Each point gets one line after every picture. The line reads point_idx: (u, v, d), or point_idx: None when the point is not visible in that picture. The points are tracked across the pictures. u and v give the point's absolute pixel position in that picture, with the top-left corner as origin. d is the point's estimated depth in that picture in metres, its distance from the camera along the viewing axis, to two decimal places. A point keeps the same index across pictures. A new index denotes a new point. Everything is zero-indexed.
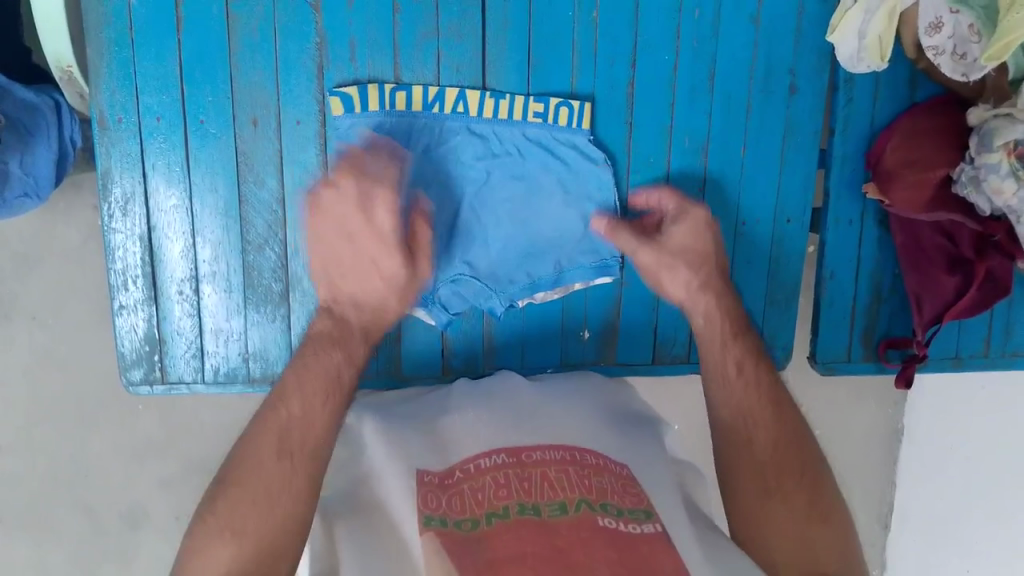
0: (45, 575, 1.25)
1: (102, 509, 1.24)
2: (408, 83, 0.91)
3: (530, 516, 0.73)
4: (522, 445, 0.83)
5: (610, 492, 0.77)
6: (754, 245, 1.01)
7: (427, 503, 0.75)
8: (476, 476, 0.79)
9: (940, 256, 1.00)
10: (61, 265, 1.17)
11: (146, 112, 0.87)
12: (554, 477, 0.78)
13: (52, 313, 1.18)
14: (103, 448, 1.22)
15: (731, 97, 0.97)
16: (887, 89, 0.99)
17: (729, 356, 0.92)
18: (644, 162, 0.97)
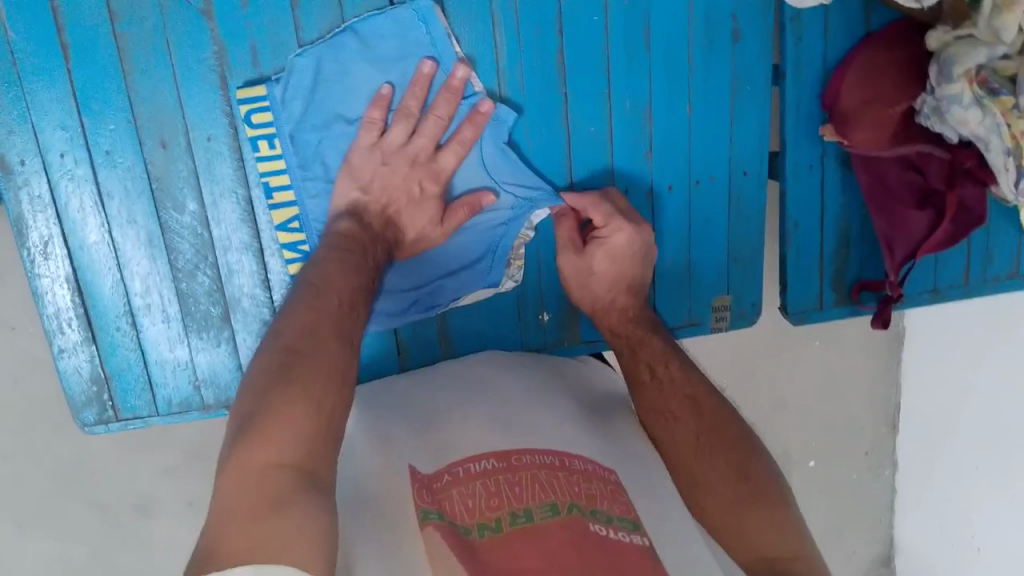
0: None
1: (113, 502, 1.18)
2: (299, 73, 0.83)
3: (522, 523, 0.67)
4: (510, 449, 0.77)
5: (602, 500, 0.71)
6: (712, 203, 0.95)
7: (421, 497, 0.71)
8: (465, 482, 0.73)
9: (909, 192, 0.94)
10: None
11: (48, 150, 0.82)
12: (544, 482, 0.72)
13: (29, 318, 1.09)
14: (104, 442, 1.15)
15: (670, 52, 0.90)
16: (838, 21, 0.92)
17: (640, 358, 0.88)
18: (584, 133, 0.91)
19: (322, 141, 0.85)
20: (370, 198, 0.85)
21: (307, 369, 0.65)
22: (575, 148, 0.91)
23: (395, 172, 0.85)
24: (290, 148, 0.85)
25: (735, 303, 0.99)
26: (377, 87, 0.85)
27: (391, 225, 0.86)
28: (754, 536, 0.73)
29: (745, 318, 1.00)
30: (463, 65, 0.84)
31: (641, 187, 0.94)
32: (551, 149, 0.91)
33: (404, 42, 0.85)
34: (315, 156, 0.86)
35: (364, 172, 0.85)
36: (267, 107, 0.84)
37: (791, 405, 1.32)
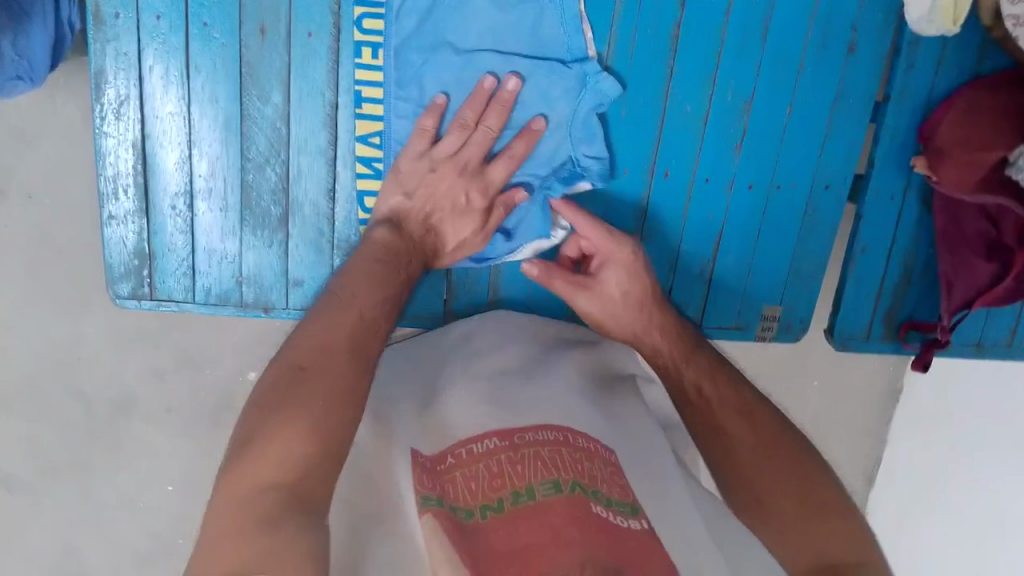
0: (33, 468, 1.16)
1: (94, 394, 1.14)
2: None
3: (524, 503, 0.70)
4: (514, 426, 0.80)
5: (601, 481, 0.75)
6: (785, 211, 0.94)
7: (421, 483, 0.73)
8: (469, 462, 0.76)
9: (979, 240, 0.94)
10: (58, 141, 1.04)
11: (145, 9, 0.80)
12: (546, 458, 0.75)
13: (49, 191, 1.05)
14: (97, 330, 1.11)
15: (784, 51, 0.88)
16: (953, 55, 0.91)
17: (690, 369, 0.87)
18: (680, 113, 0.89)
19: (424, 62, 0.83)
20: (414, 206, 0.84)
21: (313, 387, 0.67)
22: (667, 126, 0.90)
23: (441, 181, 0.83)
24: (391, 62, 0.83)
25: (784, 316, 0.98)
26: (489, 18, 0.83)
27: (432, 233, 0.85)
28: (822, 540, 0.72)
29: (790, 333, 0.99)
30: (514, 78, 0.83)
31: (722, 180, 0.92)
32: (643, 122, 0.89)
33: None
34: (413, 78, 0.84)
35: (411, 177, 0.83)
36: (380, 15, 0.82)
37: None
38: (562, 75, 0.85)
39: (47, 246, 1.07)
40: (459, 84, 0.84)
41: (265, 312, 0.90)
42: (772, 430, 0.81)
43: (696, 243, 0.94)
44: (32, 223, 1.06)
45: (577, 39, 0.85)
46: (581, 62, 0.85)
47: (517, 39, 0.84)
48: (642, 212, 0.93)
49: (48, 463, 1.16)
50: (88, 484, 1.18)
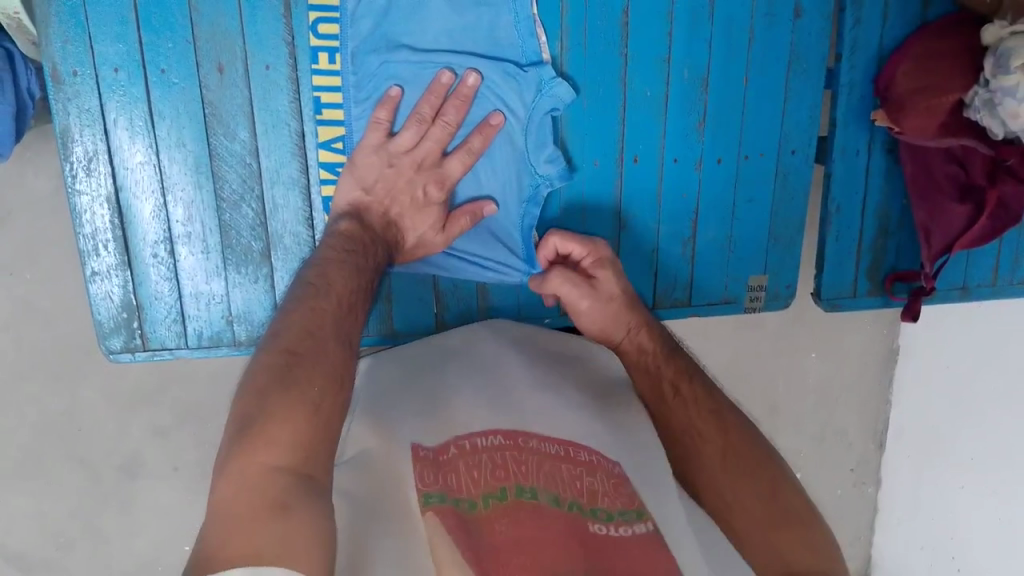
0: (45, 536, 1.19)
1: (99, 461, 1.17)
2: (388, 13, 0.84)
3: (526, 501, 0.67)
4: (520, 428, 0.76)
5: (604, 495, 0.70)
6: (757, 181, 0.96)
7: (423, 478, 0.69)
8: (471, 455, 0.72)
9: (950, 184, 0.95)
10: (33, 214, 1.07)
11: (103, 64, 0.81)
12: (550, 469, 0.71)
13: (29, 265, 1.09)
14: (93, 398, 1.15)
15: (733, 23, 0.90)
16: (897, 7, 0.93)
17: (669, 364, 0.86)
18: (641, 97, 0.91)
19: (382, 64, 0.84)
20: (374, 200, 0.84)
21: (309, 368, 0.66)
22: (630, 109, 0.91)
23: (401, 175, 0.84)
24: (348, 66, 0.84)
25: (770, 284, 0.99)
26: (445, 20, 0.85)
27: (392, 227, 0.85)
28: (786, 551, 0.71)
29: (778, 301, 1.00)
30: (474, 73, 0.85)
31: (690, 157, 0.94)
32: (607, 108, 0.91)
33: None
34: (371, 77, 0.85)
35: (369, 174, 0.84)
36: (335, 19, 0.83)
37: (784, 413, 1.32)
38: (519, 72, 0.87)
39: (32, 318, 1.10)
40: (417, 85, 0.86)
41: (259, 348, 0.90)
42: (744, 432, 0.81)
43: (674, 222, 0.96)
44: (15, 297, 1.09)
45: (531, 42, 0.86)
46: (536, 63, 0.87)
47: (473, 41, 0.86)
48: (618, 198, 0.94)
49: (63, 536, 1.19)
50: (105, 551, 1.21)
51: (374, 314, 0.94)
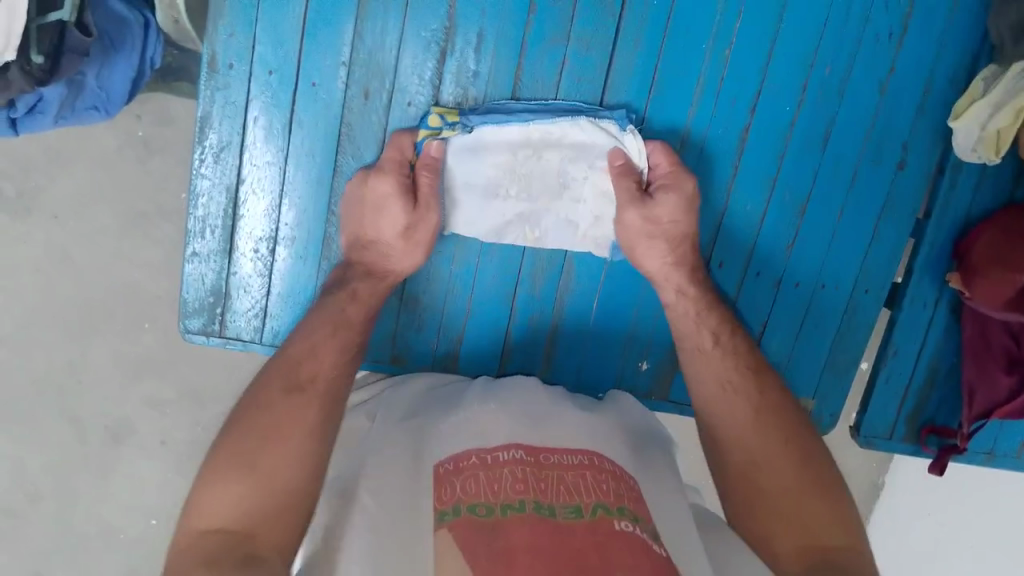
0: (22, 475, 1.30)
1: (90, 419, 1.30)
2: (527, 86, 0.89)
3: (545, 517, 0.74)
4: (540, 446, 0.84)
5: (627, 499, 0.79)
6: (827, 310, 1.00)
7: (442, 497, 0.78)
8: (493, 468, 0.80)
9: (1002, 355, 0.99)
10: (88, 166, 1.23)
11: (259, 64, 0.84)
12: (569, 482, 0.79)
13: (73, 215, 1.24)
14: (102, 354, 1.28)
15: (841, 161, 0.95)
16: (990, 182, 0.98)
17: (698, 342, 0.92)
18: (741, 207, 0.95)
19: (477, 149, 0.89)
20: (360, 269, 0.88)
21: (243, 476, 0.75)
22: (728, 218, 0.96)
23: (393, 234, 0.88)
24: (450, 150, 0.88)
25: (815, 408, 1.03)
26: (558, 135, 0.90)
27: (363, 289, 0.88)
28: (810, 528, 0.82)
29: (821, 427, 1.03)
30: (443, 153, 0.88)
31: (773, 273, 0.98)
32: (706, 211, 0.95)
33: (626, 86, 0.90)
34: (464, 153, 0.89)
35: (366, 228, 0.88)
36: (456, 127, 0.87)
37: None
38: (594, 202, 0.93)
39: (64, 266, 1.25)
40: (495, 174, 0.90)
41: None
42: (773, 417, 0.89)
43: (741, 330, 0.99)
44: (53, 242, 1.24)
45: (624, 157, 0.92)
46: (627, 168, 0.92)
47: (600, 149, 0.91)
48: None
49: (33, 487, 1.30)
50: (71, 506, 1.32)
51: (442, 347, 0.98)
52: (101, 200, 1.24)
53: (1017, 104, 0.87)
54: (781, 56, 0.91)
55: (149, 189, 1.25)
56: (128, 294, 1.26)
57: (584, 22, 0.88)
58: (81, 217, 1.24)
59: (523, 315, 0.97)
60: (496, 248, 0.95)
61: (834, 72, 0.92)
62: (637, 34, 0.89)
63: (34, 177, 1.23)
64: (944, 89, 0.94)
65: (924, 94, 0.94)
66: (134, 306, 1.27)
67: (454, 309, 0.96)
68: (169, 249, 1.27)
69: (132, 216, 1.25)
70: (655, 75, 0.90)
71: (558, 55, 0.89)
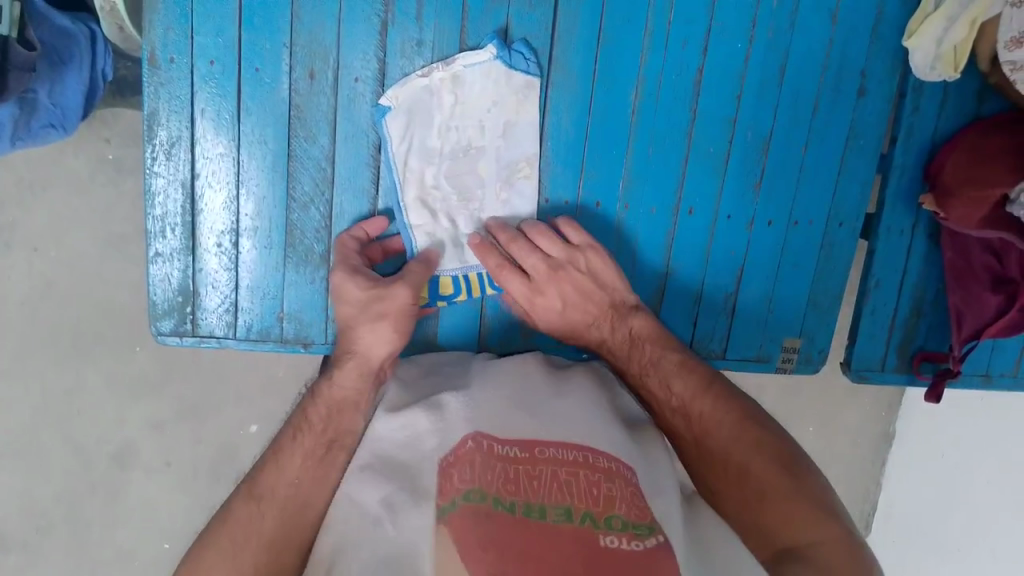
0: (30, 509, 1.30)
1: (92, 447, 1.29)
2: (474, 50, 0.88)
3: (534, 519, 0.67)
4: (538, 439, 0.77)
5: (620, 503, 0.70)
6: (803, 247, 0.99)
7: (436, 491, 0.71)
8: (490, 457, 0.74)
9: (985, 274, 0.98)
10: (66, 192, 1.22)
11: (200, 55, 0.83)
12: (562, 481, 0.72)
13: (54, 244, 1.23)
14: (96, 380, 1.27)
15: (800, 93, 0.94)
16: (954, 100, 0.97)
17: (636, 355, 0.91)
18: (704, 151, 0.94)
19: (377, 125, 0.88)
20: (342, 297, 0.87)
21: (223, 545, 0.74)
22: (692, 164, 0.95)
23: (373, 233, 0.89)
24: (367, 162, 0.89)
25: (803, 347, 1.02)
26: (466, 106, 0.89)
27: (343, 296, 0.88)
28: (776, 529, 0.79)
29: (810, 365, 1.02)
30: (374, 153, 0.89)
31: (744, 216, 0.97)
32: (669, 158, 0.94)
33: (572, 39, 0.89)
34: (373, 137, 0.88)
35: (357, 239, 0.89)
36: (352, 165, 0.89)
37: None
38: (518, 168, 0.92)
39: (50, 295, 1.24)
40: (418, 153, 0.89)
41: (305, 348, 0.92)
42: (719, 413, 0.86)
43: (719, 275, 0.98)
44: (36, 272, 1.23)
45: (583, 112, 0.92)
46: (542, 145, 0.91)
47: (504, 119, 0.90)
48: (668, 248, 0.97)
49: (44, 520, 1.30)
50: (85, 534, 1.32)
51: (419, 330, 0.96)
52: (80, 224, 1.23)
53: (970, 15, 0.87)
54: None
55: (131, 207, 1.24)
56: (112, 315, 1.26)
57: None
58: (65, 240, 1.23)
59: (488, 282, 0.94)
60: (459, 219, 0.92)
61: (781, 4, 0.91)
62: None
63: (9, 211, 1.21)
64: (896, 7, 0.93)
65: (876, 17, 0.93)
66: (120, 328, 1.27)
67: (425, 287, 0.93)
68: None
69: (112, 240, 1.24)
70: (602, 25, 0.89)
71: (500, 15, 0.88)
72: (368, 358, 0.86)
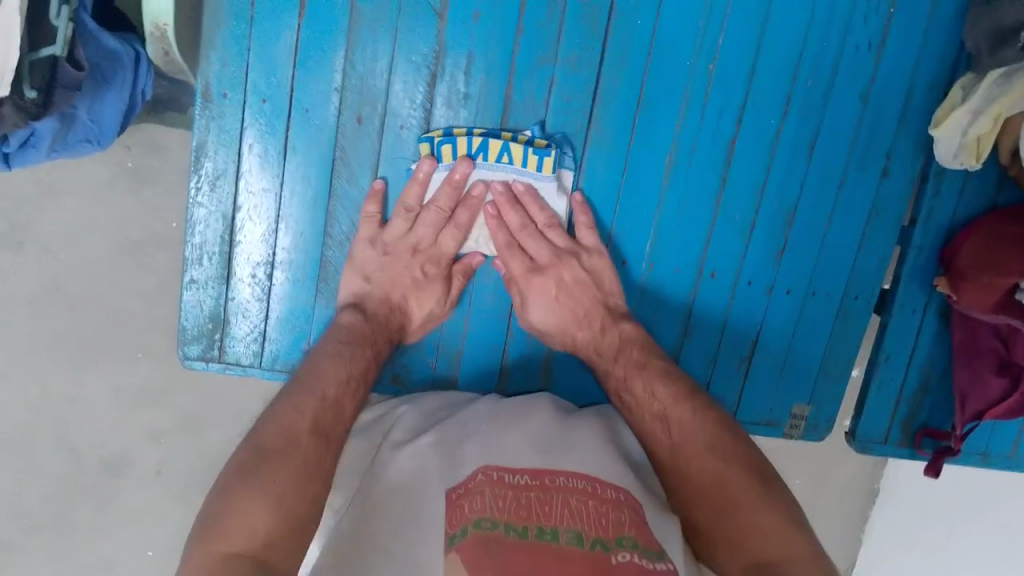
0: (17, 508, 1.30)
1: (86, 451, 1.29)
2: (517, 107, 0.91)
3: (547, 540, 0.73)
4: (549, 469, 0.83)
5: (630, 526, 0.76)
6: (819, 316, 1.01)
7: (449, 518, 0.76)
8: (499, 487, 0.79)
9: (991, 357, 1.00)
10: (81, 198, 1.22)
11: (253, 93, 0.86)
12: (574, 506, 0.77)
13: (65, 246, 1.23)
14: (95, 385, 1.27)
15: (826, 170, 0.97)
16: (974, 188, 1.00)
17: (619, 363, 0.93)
18: (730, 219, 0.97)
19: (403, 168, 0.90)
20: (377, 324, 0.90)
21: None
22: (718, 229, 0.97)
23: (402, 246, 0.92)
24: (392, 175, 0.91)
25: (811, 416, 1.04)
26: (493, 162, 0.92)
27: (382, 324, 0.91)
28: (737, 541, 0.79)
29: (816, 432, 1.05)
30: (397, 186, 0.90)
31: (763, 283, 0.99)
32: (697, 222, 0.97)
33: (613, 103, 0.92)
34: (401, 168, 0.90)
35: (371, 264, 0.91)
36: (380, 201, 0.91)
37: None
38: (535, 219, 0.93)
39: (59, 300, 1.24)
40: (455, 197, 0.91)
41: None
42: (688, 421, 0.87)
43: (736, 338, 1.01)
44: (45, 274, 1.23)
45: (617, 171, 0.94)
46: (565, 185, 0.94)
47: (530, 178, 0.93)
48: (688, 308, 0.99)
49: (31, 521, 1.30)
50: (71, 537, 1.32)
51: (442, 369, 0.98)
52: (93, 230, 1.23)
53: (994, 113, 0.89)
54: (765, 70, 0.93)
55: (147, 217, 1.24)
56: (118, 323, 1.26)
57: (571, 42, 0.90)
58: (81, 244, 1.24)
59: (525, 152, 0.90)
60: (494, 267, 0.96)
61: (815, 84, 0.94)
62: (623, 53, 0.91)
63: (24, 211, 1.21)
64: (925, 97, 0.97)
65: (905, 104, 0.96)
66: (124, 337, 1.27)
67: (442, 148, 0.89)
68: (160, 276, 1.26)
69: (124, 247, 1.24)
70: (642, 90, 0.92)
71: (546, 75, 0.91)
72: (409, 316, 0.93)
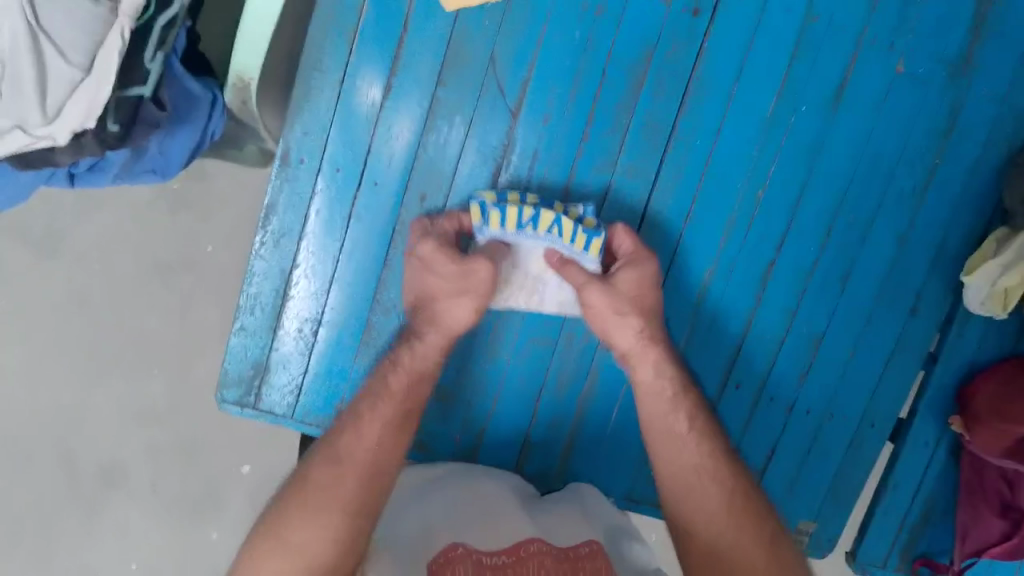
0: None
1: (76, 464, 1.26)
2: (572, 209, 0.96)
3: None
4: (518, 536, 0.89)
5: None
6: (835, 439, 1.04)
7: None
8: (477, 562, 0.85)
9: (996, 498, 1.03)
10: (116, 214, 1.24)
11: (329, 162, 0.92)
12: None
13: (97, 258, 1.25)
14: (101, 400, 1.26)
15: (856, 302, 1.01)
16: (995, 335, 1.04)
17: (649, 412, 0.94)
18: (761, 335, 1.01)
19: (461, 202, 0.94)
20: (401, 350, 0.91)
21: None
22: (748, 342, 1.01)
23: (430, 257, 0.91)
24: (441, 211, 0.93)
25: (815, 532, 1.06)
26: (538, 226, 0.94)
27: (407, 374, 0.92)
28: None
29: (820, 550, 1.07)
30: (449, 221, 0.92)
31: (784, 400, 1.03)
32: (728, 335, 1.01)
33: (664, 214, 0.97)
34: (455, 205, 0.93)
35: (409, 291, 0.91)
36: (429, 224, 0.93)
37: None
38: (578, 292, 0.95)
39: (82, 312, 1.25)
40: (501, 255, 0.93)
41: None
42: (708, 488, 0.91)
43: (752, 449, 1.04)
44: (71, 283, 1.24)
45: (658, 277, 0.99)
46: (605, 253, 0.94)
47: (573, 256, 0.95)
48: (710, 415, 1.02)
49: None
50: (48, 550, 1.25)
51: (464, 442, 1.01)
52: (124, 245, 1.25)
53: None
54: (811, 200, 0.98)
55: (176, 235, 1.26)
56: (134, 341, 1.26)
57: (631, 152, 0.95)
58: (113, 263, 1.25)
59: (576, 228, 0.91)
60: (524, 348, 0.99)
61: (856, 219, 0.99)
62: (679, 167, 0.96)
63: (61, 222, 1.24)
64: (958, 244, 1.01)
65: (939, 248, 1.01)
66: (139, 354, 1.26)
67: (492, 212, 0.90)
68: (182, 298, 1.27)
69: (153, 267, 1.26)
70: (693, 204, 0.97)
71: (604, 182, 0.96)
72: (449, 324, 0.91)
